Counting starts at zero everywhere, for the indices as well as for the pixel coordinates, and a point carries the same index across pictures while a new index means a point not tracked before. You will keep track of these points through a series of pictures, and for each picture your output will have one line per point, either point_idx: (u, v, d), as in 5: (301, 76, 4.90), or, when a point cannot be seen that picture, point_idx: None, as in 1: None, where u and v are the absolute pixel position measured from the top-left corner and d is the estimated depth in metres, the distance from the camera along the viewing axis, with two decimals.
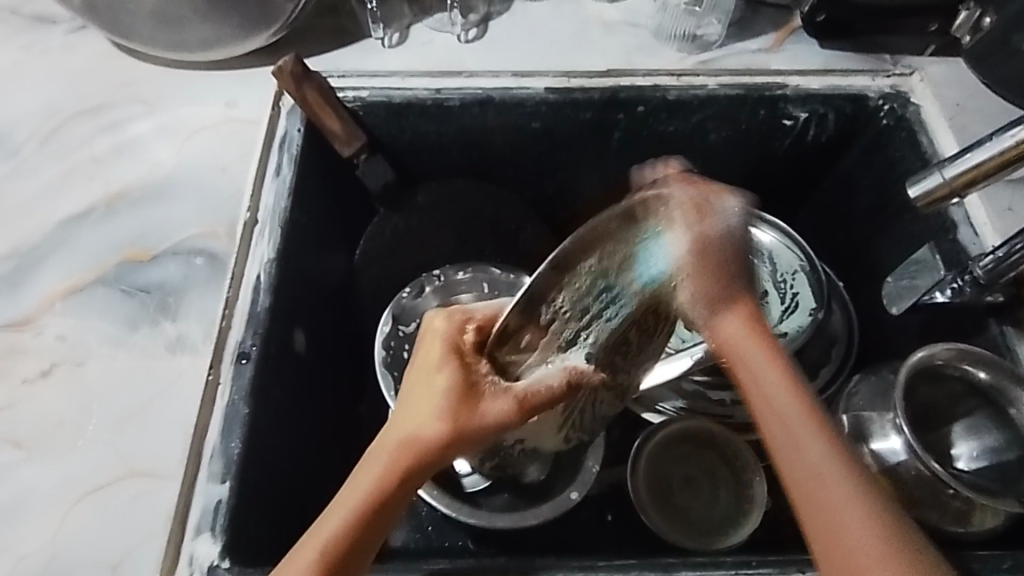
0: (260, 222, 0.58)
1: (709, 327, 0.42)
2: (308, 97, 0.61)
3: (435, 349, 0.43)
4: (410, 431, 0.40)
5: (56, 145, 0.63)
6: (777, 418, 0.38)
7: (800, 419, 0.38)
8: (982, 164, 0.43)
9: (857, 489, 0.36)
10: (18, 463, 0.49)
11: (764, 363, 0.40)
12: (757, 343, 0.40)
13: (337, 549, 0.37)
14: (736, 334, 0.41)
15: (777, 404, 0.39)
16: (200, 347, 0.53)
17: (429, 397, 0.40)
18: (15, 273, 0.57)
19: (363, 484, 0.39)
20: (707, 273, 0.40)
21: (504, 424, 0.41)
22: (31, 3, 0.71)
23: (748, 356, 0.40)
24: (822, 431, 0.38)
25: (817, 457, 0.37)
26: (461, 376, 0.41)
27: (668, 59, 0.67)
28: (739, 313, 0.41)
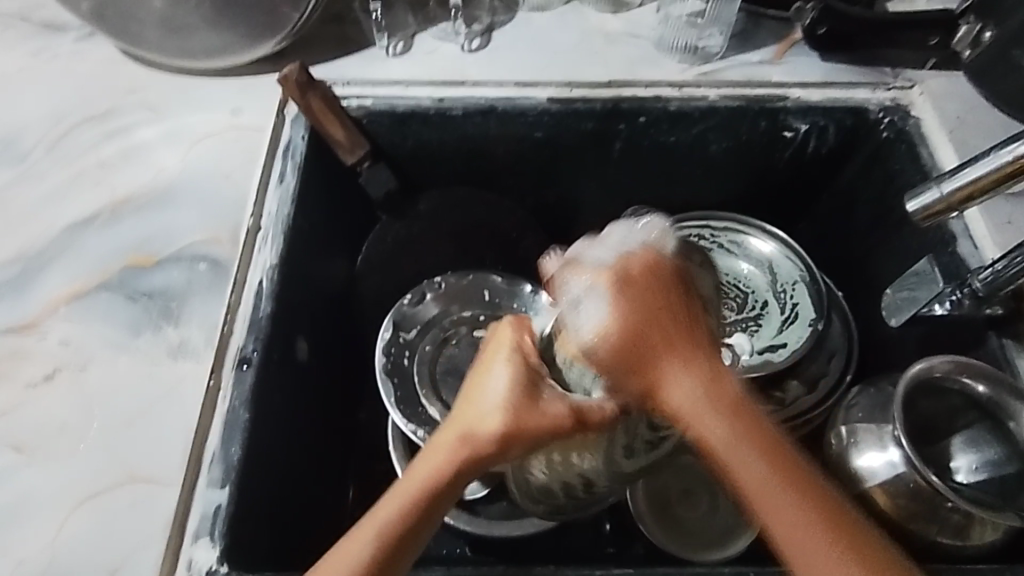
0: (263, 229, 0.59)
1: (665, 391, 0.40)
2: (312, 105, 0.62)
3: (497, 355, 0.45)
4: (475, 418, 0.42)
5: (62, 151, 0.64)
6: (739, 471, 0.38)
7: (786, 517, 0.37)
8: (981, 179, 0.43)
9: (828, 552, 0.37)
10: (21, 466, 0.49)
11: (694, 413, 0.39)
12: (706, 405, 0.39)
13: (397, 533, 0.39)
14: (691, 393, 0.40)
15: (731, 457, 0.38)
16: (202, 353, 0.53)
17: (496, 391, 0.43)
18: (19, 277, 0.57)
19: (427, 466, 0.41)
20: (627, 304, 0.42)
21: (560, 425, 0.42)
22: (39, 10, 0.72)
23: (699, 422, 0.39)
24: (783, 480, 0.38)
25: (782, 504, 0.37)
26: (526, 377, 0.44)
27: (670, 70, 0.68)
28: (681, 360, 0.40)
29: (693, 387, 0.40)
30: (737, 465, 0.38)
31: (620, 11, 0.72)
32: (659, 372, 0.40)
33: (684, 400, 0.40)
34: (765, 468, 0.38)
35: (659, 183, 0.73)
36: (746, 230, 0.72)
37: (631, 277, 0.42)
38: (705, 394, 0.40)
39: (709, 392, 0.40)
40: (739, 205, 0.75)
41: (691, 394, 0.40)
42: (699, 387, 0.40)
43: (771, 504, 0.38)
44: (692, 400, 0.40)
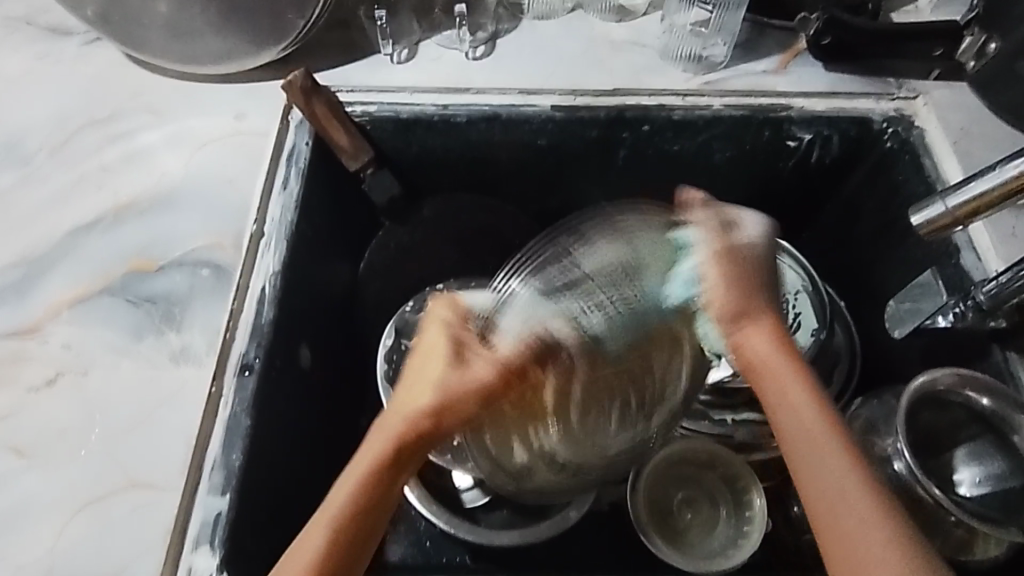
0: (266, 234, 0.59)
1: (741, 346, 0.46)
2: (315, 110, 0.62)
3: (435, 330, 0.44)
4: (412, 395, 0.42)
5: (67, 154, 0.64)
6: (793, 427, 0.43)
7: (841, 475, 0.40)
8: (986, 194, 0.43)
9: (872, 514, 0.39)
10: (21, 471, 0.49)
11: (754, 368, 0.45)
12: (784, 358, 0.45)
13: (348, 519, 0.41)
14: (771, 349, 0.45)
15: (801, 420, 0.43)
16: (203, 359, 0.53)
17: (429, 364, 0.42)
18: (22, 281, 0.57)
19: (374, 447, 0.42)
20: (735, 274, 0.46)
21: (488, 386, 0.41)
22: (46, 13, 0.72)
23: (781, 375, 0.44)
24: (841, 450, 0.41)
25: (827, 462, 0.41)
26: (460, 351, 0.42)
27: (675, 79, 0.68)
28: (771, 329, 0.46)
29: (761, 340, 0.45)
30: (784, 412, 0.43)
31: (624, 19, 0.72)
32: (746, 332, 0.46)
33: (749, 354, 0.45)
34: (821, 424, 0.42)
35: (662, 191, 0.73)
36: None
37: (733, 257, 0.46)
38: (763, 365, 0.45)
39: (763, 348, 0.45)
40: None
41: (770, 347, 0.45)
42: (761, 338, 0.45)
43: (813, 456, 0.41)
44: (755, 354, 0.45)
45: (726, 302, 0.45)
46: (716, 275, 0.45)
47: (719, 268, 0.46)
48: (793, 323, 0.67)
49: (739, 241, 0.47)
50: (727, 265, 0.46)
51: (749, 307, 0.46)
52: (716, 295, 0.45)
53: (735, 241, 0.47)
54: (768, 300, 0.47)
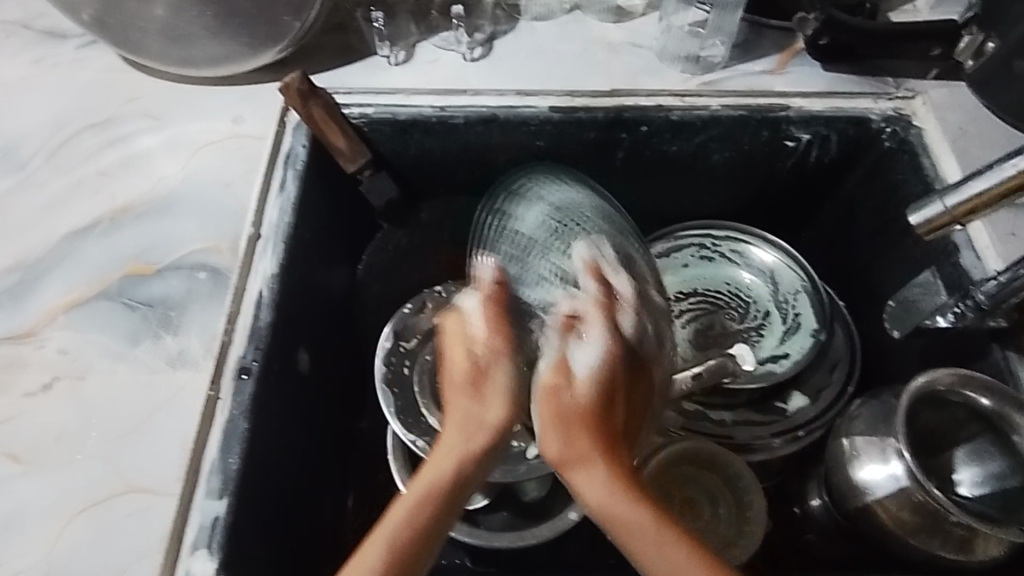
0: (263, 237, 0.59)
1: (568, 440, 0.43)
2: (312, 113, 0.62)
3: (453, 340, 0.47)
4: (468, 407, 0.45)
5: (63, 159, 0.63)
6: (593, 493, 0.42)
7: (632, 513, 0.41)
8: (984, 193, 0.43)
9: (657, 538, 0.40)
10: (18, 477, 0.49)
11: (569, 434, 0.43)
12: (578, 426, 0.43)
13: (411, 528, 0.39)
14: (562, 449, 0.43)
15: (592, 487, 0.42)
16: (201, 363, 0.53)
17: (463, 367, 0.46)
18: (18, 286, 0.57)
19: (445, 461, 0.42)
20: (613, 362, 0.45)
21: (500, 349, 0.46)
22: (42, 17, 0.72)
23: (580, 462, 0.42)
24: (630, 497, 0.41)
25: (659, 559, 0.40)
26: (482, 352, 0.46)
27: (673, 79, 0.68)
28: (581, 403, 0.44)
29: (598, 408, 0.44)
30: (582, 478, 0.42)
31: (621, 20, 0.72)
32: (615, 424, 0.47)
33: (555, 429, 0.43)
34: (613, 484, 0.42)
35: (661, 191, 0.73)
36: (747, 240, 0.72)
37: (608, 297, 0.49)
38: (598, 413, 0.44)
39: (569, 408, 0.44)
40: (741, 215, 0.76)
41: (554, 444, 0.43)
42: (577, 401, 0.44)
43: (624, 511, 0.41)
44: (570, 416, 0.44)
45: (553, 404, 0.44)
46: (605, 331, 0.46)
47: (602, 313, 0.48)
48: (793, 323, 0.67)
49: (607, 293, 0.50)
50: (610, 317, 0.48)
51: (565, 408, 0.44)
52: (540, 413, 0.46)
53: (621, 288, 0.51)
54: (594, 370, 0.44)
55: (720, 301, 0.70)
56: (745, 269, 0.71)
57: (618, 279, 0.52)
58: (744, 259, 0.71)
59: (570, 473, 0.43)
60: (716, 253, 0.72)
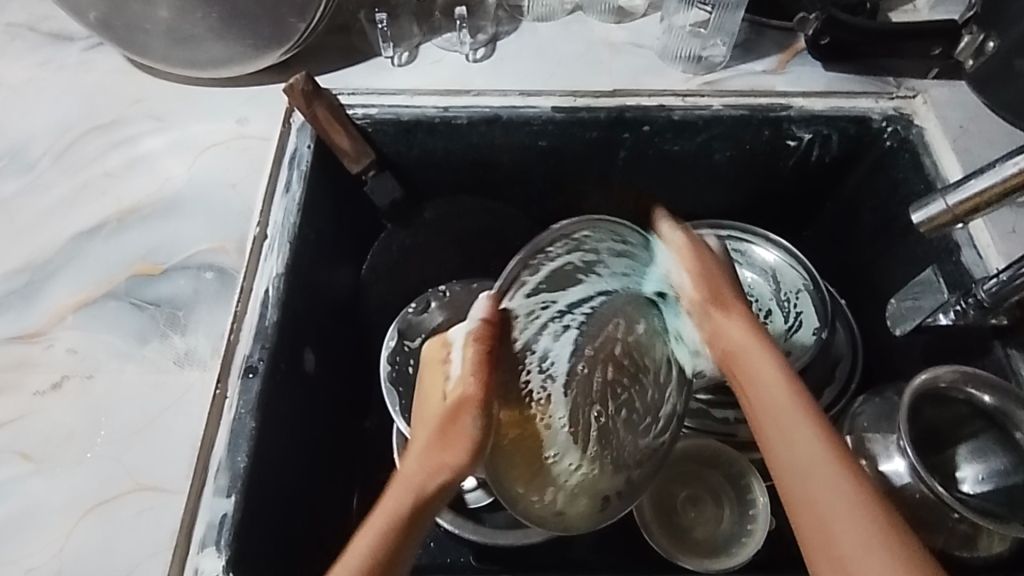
0: (269, 238, 0.59)
1: (715, 333, 0.48)
2: (317, 113, 0.62)
3: (433, 382, 0.45)
4: (420, 447, 0.43)
5: (70, 160, 0.64)
6: (768, 404, 0.43)
7: (818, 447, 0.41)
8: (985, 192, 0.43)
9: (849, 484, 0.39)
10: (28, 475, 0.49)
11: (733, 352, 0.47)
12: (761, 346, 0.46)
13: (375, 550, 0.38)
14: (744, 336, 0.47)
15: (772, 391, 0.44)
16: (208, 362, 0.53)
17: (434, 403, 0.44)
18: (26, 287, 0.57)
19: (397, 498, 0.40)
20: (708, 272, 0.50)
21: (475, 402, 0.42)
22: (47, 20, 0.73)
23: (749, 357, 0.46)
24: (812, 423, 0.42)
25: (809, 451, 0.41)
26: (460, 399, 0.42)
27: (675, 79, 0.68)
28: (746, 322, 0.48)
29: (732, 329, 0.47)
30: (761, 391, 0.44)
31: (623, 21, 0.72)
32: (730, 316, 0.48)
33: (729, 344, 0.47)
34: (793, 403, 0.43)
35: (663, 191, 0.73)
36: (749, 238, 0.72)
37: (704, 259, 0.51)
38: (743, 356, 0.46)
39: (733, 338, 0.47)
40: (743, 214, 0.76)
41: (743, 333, 0.47)
42: (727, 326, 0.47)
43: (793, 436, 0.41)
44: (735, 343, 0.47)
45: (697, 288, 0.49)
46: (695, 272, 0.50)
47: (698, 264, 0.50)
48: (794, 321, 0.68)
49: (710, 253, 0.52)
50: (709, 266, 0.50)
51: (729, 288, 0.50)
52: (691, 285, 0.49)
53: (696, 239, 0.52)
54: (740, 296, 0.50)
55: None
56: (747, 268, 0.72)
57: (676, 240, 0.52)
58: (745, 258, 0.72)
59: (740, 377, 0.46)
60: None
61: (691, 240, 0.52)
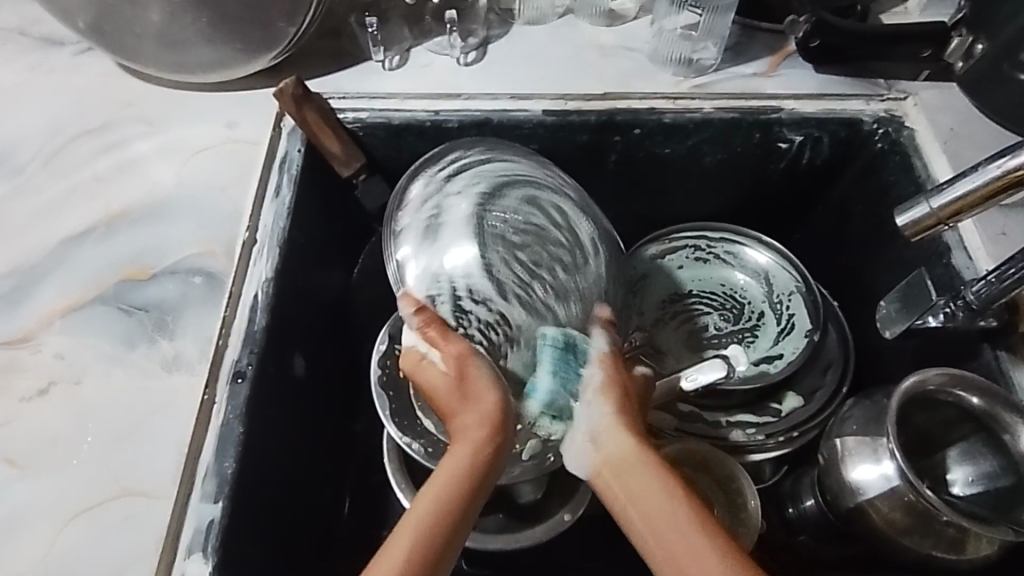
0: (259, 242, 0.59)
1: (605, 444, 0.48)
2: (307, 117, 0.62)
3: (434, 373, 0.49)
4: (461, 423, 0.47)
5: (60, 165, 0.64)
6: (651, 512, 0.43)
7: (703, 550, 0.41)
8: (967, 195, 0.43)
9: None
10: (13, 481, 0.49)
11: (623, 460, 0.46)
12: (646, 453, 0.47)
13: (420, 557, 0.40)
14: (632, 451, 0.47)
15: (653, 502, 0.44)
16: (196, 366, 0.53)
17: (442, 383, 0.49)
18: (15, 291, 0.57)
19: (456, 464, 0.45)
20: (617, 383, 0.50)
21: (461, 362, 0.48)
22: (38, 24, 0.73)
23: (633, 471, 0.46)
24: (701, 529, 0.42)
25: (659, 501, 0.44)
26: (452, 360, 0.48)
27: (665, 82, 0.68)
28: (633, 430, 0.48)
29: (625, 434, 0.48)
30: (646, 500, 0.44)
31: (614, 24, 0.73)
32: (615, 421, 0.48)
33: (614, 462, 0.47)
34: (681, 507, 0.43)
35: (654, 194, 0.74)
36: (741, 240, 0.72)
37: (618, 366, 0.51)
38: (639, 463, 0.46)
39: (628, 442, 0.47)
40: (734, 216, 0.76)
41: (631, 443, 0.47)
42: (620, 431, 0.48)
43: (684, 540, 0.42)
44: (625, 449, 0.47)
45: (609, 400, 0.49)
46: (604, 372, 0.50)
47: (610, 372, 0.51)
48: (786, 323, 0.68)
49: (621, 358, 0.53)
50: (620, 371, 0.51)
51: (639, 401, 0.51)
52: (607, 386, 0.50)
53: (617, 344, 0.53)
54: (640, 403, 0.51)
55: (714, 305, 0.70)
56: (740, 270, 0.71)
57: (598, 348, 0.52)
58: (737, 261, 0.72)
59: (625, 482, 0.46)
60: (711, 255, 0.72)
61: (613, 354, 0.52)
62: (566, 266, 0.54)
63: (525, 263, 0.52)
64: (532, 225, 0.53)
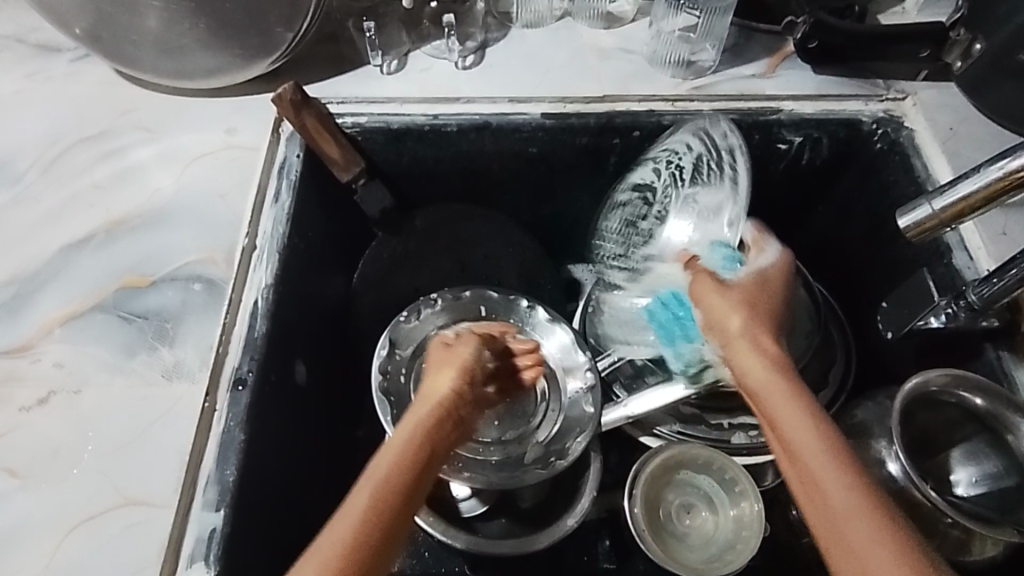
0: (258, 248, 0.59)
1: (733, 356, 0.50)
2: (306, 123, 0.62)
3: (440, 372, 0.51)
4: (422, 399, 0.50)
5: (58, 173, 0.64)
6: (783, 417, 0.45)
7: (824, 453, 0.42)
8: (970, 196, 0.43)
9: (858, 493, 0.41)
10: (13, 492, 0.48)
11: (746, 368, 0.48)
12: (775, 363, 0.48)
13: (370, 526, 0.41)
14: (760, 363, 0.48)
15: (789, 407, 0.45)
16: (196, 374, 0.53)
17: (437, 377, 0.51)
18: (13, 301, 0.57)
19: (400, 441, 0.46)
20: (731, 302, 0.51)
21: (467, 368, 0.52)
22: (35, 32, 0.72)
23: (764, 382, 0.47)
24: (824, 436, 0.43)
25: (787, 409, 0.45)
26: (461, 363, 0.52)
27: (664, 84, 0.68)
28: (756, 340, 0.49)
29: (753, 347, 0.49)
30: (772, 403, 0.46)
31: (613, 26, 0.72)
32: (734, 333, 0.50)
33: (746, 366, 0.48)
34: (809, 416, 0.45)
35: None
36: None
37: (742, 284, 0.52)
38: (768, 372, 0.47)
39: (755, 354, 0.48)
40: None
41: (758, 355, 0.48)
42: (741, 342, 0.49)
43: (803, 442, 0.43)
44: (746, 356, 0.49)
45: (722, 319, 0.51)
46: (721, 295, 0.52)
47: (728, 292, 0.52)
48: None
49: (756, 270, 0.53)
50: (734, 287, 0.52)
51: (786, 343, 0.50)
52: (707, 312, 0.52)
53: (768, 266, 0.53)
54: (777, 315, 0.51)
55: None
56: None
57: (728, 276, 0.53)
58: None
59: (750, 388, 0.48)
60: None
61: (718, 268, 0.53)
62: (654, 217, 0.64)
63: (637, 254, 0.63)
64: (629, 219, 0.66)
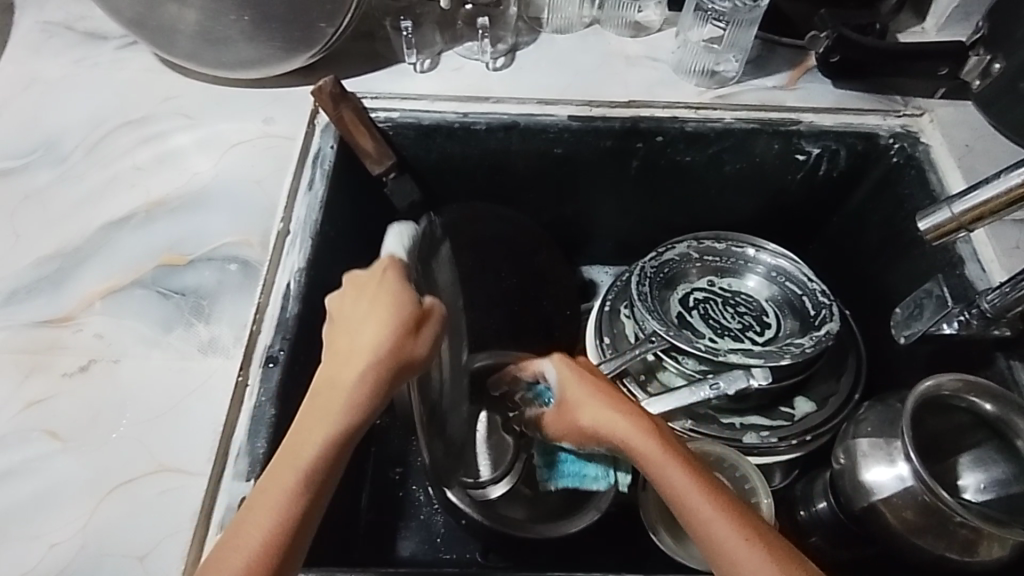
0: (292, 233, 0.61)
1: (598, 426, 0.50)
2: (343, 116, 0.65)
3: (365, 311, 0.42)
4: (353, 350, 0.41)
5: (102, 153, 0.66)
6: (665, 477, 0.45)
7: (708, 505, 0.42)
8: (990, 201, 0.44)
9: (755, 540, 0.41)
10: (54, 453, 0.50)
11: (623, 441, 0.48)
12: (638, 424, 0.48)
13: (285, 522, 0.37)
14: (625, 429, 0.48)
15: (666, 468, 0.45)
16: (231, 350, 0.55)
17: (380, 317, 0.41)
18: (57, 273, 0.59)
19: (323, 414, 0.39)
20: (587, 380, 0.53)
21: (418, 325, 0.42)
22: (83, 20, 0.75)
23: (642, 448, 0.47)
24: (707, 490, 0.43)
25: (666, 468, 0.45)
26: (397, 314, 0.42)
27: (688, 92, 0.70)
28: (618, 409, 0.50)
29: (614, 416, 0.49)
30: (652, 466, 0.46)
31: (639, 35, 0.75)
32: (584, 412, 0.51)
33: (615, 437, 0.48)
34: (689, 473, 0.44)
35: (673, 201, 0.76)
36: (754, 243, 0.75)
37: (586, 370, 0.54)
38: (637, 436, 0.47)
39: (612, 424, 0.49)
40: (750, 225, 0.78)
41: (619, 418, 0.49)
42: (601, 418, 0.50)
43: (695, 499, 0.43)
44: (615, 423, 0.49)
45: (576, 400, 0.52)
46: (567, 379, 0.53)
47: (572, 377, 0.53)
48: (806, 316, 0.69)
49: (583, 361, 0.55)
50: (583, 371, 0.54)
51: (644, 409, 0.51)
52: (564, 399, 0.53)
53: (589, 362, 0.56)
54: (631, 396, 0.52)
55: (720, 300, 0.73)
56: (751, 277, 0.74)
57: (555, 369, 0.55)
58: (744, 264, 0.75)
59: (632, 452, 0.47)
60: (727, 261, 0.75)
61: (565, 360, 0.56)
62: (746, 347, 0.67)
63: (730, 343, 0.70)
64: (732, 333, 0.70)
